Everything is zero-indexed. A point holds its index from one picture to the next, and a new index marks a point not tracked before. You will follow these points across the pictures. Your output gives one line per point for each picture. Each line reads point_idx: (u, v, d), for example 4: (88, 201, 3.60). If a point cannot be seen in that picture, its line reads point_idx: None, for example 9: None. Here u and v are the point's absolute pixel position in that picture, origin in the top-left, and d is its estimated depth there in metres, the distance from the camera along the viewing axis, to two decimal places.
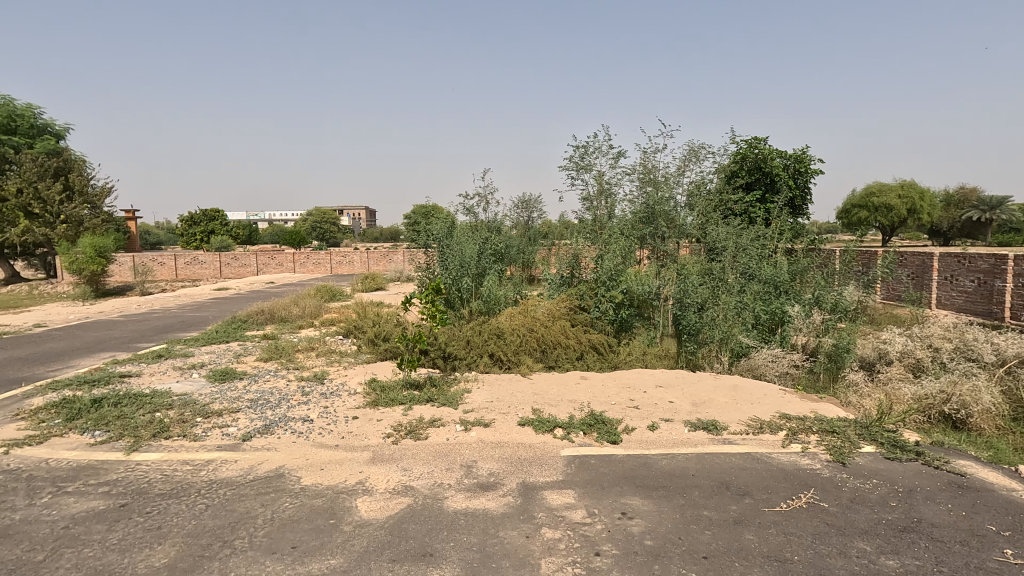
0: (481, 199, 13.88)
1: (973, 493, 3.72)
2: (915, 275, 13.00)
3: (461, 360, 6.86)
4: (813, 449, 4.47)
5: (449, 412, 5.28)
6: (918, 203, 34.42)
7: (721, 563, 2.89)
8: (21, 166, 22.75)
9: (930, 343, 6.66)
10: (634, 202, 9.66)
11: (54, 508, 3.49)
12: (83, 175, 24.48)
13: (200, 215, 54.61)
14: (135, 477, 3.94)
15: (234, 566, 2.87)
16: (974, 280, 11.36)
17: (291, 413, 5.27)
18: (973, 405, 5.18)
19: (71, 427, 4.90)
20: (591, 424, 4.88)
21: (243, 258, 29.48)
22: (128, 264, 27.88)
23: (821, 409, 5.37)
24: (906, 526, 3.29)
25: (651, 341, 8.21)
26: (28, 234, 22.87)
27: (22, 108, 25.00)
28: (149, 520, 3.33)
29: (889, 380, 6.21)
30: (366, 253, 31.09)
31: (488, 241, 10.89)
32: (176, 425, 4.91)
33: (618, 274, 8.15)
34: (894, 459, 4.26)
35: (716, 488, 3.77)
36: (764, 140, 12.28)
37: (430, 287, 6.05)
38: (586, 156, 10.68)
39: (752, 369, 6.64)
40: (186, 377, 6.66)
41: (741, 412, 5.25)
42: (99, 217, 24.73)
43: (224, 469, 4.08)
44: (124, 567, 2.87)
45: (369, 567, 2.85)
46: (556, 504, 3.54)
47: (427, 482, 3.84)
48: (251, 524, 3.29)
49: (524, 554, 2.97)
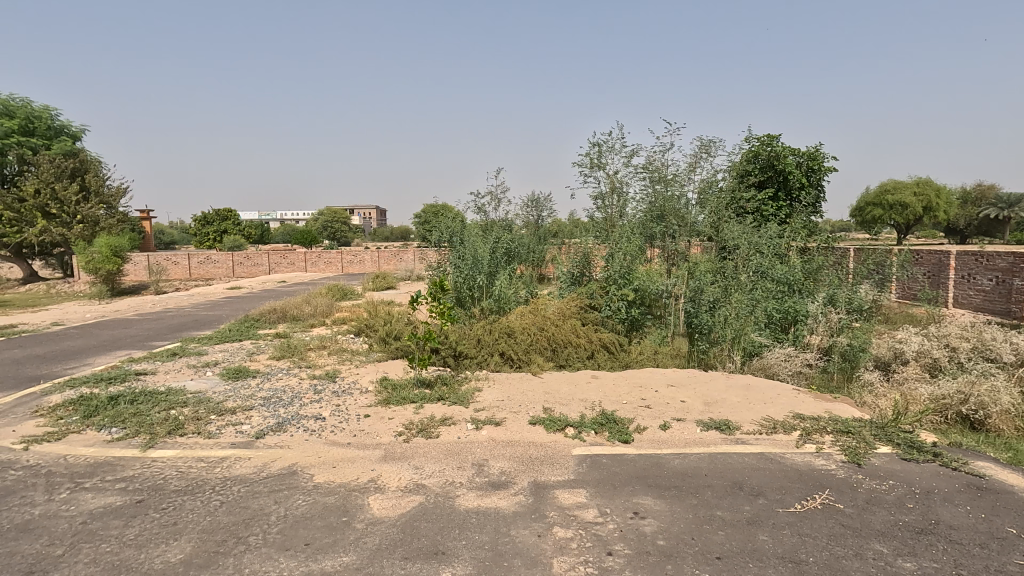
0: (492, 199, 13.78)
1: (993, 495, 3.65)
2: (931, 274, 12.82)
3: (471, 359, 6.89)
4: (827, 449, 4.43)
5: (459, 411, 5.27)
6: (934, 202, 33.71)
7: (735, 563, 2.87)
8: (39, 166, 23.19)
9: (948, 343, 6.57)
10: (646, 201, 9.59)
11: (72, 504, 3.54)
12: (99, 176, 24.92)
13: (212, 215, 55.05)
14: (151, 474, 3.99)
15: (248, 563, 2.89)
16: (991, 279, 11.20)
17: (303, 411, 5.31)
18: (992, 406, 5.10)
19: (87, 424, 4.96)
20: (601, 423, 4.86)
21: (255, 258, 29.84)
22: (142, 263, 28.19)
23: (836, 409, 5.30)
24: (924, 528, 3.24)
25: (662, 341, 8.12)
26: (46, 234, 23.23)
27: (39, 109, 25.42)
28: (165, 516, 3.37)
29: (905, 380, 6.15)
30: (376, 253, 31.26)
31: (500, 239, 10.82)
32: (190, 423, 4.97)
33: (629, 272, 8.08)
34: (912, 459, 4.21)
35: (730, 488, 3.73)
36: (777, 138, 12.14)
37: (440, 285, 6.05)
38: (600, 154, 10.62)
39: (764, 369, 6.59)
40: (200, 375, 6.72)
41: (754, 411, 5.21)
42: (115, 218, 25.14)
43: (238, 466, 4.12)
44: (140, 562, 2.90)
45: (382, 566, 2.86)
46: (567, 503, 3.53)
47: (438, 481, 3.85)
48: (265, 521, 3.31)
49: (536, 553, 2.96)
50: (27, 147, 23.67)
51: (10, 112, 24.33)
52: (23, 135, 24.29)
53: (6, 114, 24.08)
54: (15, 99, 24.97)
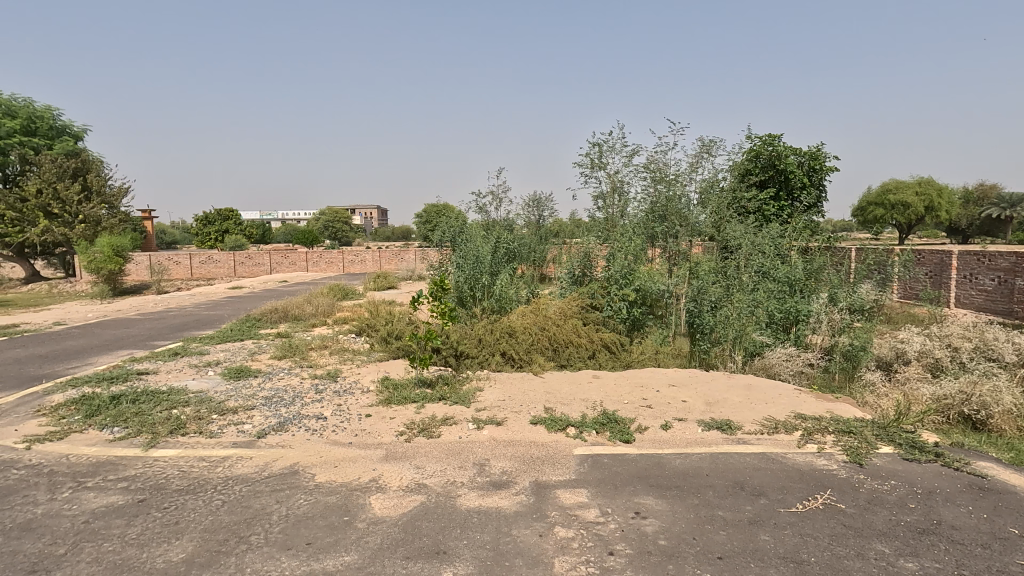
0: (493, 199, 13.77)
1: (995, 495, 3.65)
2: (933, 274, 12.80)
3: (472, 359, 6.90)
4: (829, 449, 4.42)
5: (460, 410, 5.27)
6: (936, 201, 33.63)
7: (737, 563, 2.87)
8: (41, 166, 23.26)
9: (950, 343, 6.56)
10: (648, 201, 9.57)
11: (74, 503, 3.55)
12: (101, 176, 24.97)
13: (213, 215, 55.18)
14: (153, 473, 4.00)
15: (250, 562, 2.90)
16: (994, 279, 11.17)
17: (305, 411, 5.32)
18: (993, 406, 5.09)
19: (89, 424, 4.97)
20: (603, 423, 4.86)
21: (257, 257, 29.90)
22: (144, 263, 28.21)
23: (837, 409, 5.30)
24: (926, 528, 3.24)
25: (663, 341, 8.11)
26: (48, 234, 23.29)
27: (41, 109, 25.46)
28: (167, 515, 3.38)
29: (907, 380, 6.13)
30: (377, 253, 31.28)
31: (501, 239, 10.82)
32: (192, 422, 4.98)
33: (630, 272, 8.08)
34: (913, 460, 4.20)
35: (731, 488, 3.73)
36: (779, 137, 12.12)
37: (441, 285, 6.05)
38: (600, 154, 10.59)
39: (766, 369, 6.57)
40: (201, 375, 6.74)
41: (755, 411, 5.21)
42: (117, 218, 25.18)
43: (240, 465, 4.13)
44: (142, 561, 2.91)
45: (383, 565, 2.86)
46: (568, 503, 3.52)
47: (440, 481, 3.85)
48: (267, 521, 3.31)
49: (537, 553, 2.97)
50: (29, 147, 23.72)
51: (13, 112, 24.37)
52: (25, 134, 24.33)
53: (8, 114, 24.12)
54: (17, 99, 25.01)
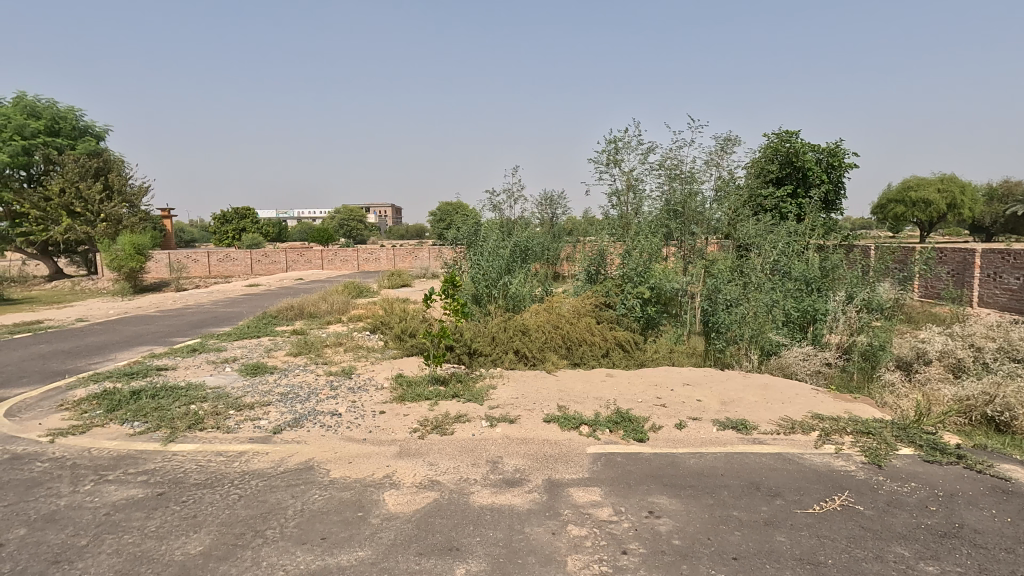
0: (508, 197, 13.81)
1: (1020, 499, 3.56)
2: (955, 272, 12.47)
3: (485, 357, 6.96)
4: (846, 450, 4.35)
5: (474, 407, 5.31)
6: (959, 198, 32.81)
7: (752, 564, 2.84)
8: (64, 167, 23.81)
9: (972, 343, 6.44)
10: (663, 199, 9.43)
11: (96, 495, 3.63)
12: (122, 175, 25.47)
13: (229, 215, 55.52)
14: (171, 467, 4.07)
15: (265, 556, 2.94)
16: (1019, 278, 10.87)
17: (321, 407, 5.38)
18: (1018, 407, 4.96)
19: (111, 418, 5.08)
20: (616, 421, 4.83)
21: (273, 256, 30.27)
22: (163, 261, 28.65)
23: (855, 410, 5.20)
24: (947, 532, 3.17)
25: (677, 339, 8.03)
26: (70, 232, 23.90)
27: (65, 109, 25.91)
28: (185, 509, 3.43)
29: (927, 380, 6.04)
30: (392, 252, 31.53)
31: (515, 237, 10.81)
32: (210, 417, 5.06)
33: (646, 270, 8.01)
34: (934, 462, 4.11)
35: (747, 488, 3.69)
36: (797, 133, 11.95)
37: (450, 280, 6.04)
38: (616, 151, 10.48)
39: (782, 368, 6.48)
40: (218, 371, 6.84)
41: (771, 411, 5.13)
42: (138, 216, 25.63)
43: (256, 460, 4.19)
44: (161, 553, 2.96)
45: (397, 560, 2.89)
46: (582, 501, 3.51)
47: (453, 477, 3.87)
48: (282, 515, 3.36)
49: (550, 551, 2.96)
50: (53, 147, 24.19)
51: (37, 113, 24.75)
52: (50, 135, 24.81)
53: (33, 115, 24.64)
54: (41, 100, 25.57)
